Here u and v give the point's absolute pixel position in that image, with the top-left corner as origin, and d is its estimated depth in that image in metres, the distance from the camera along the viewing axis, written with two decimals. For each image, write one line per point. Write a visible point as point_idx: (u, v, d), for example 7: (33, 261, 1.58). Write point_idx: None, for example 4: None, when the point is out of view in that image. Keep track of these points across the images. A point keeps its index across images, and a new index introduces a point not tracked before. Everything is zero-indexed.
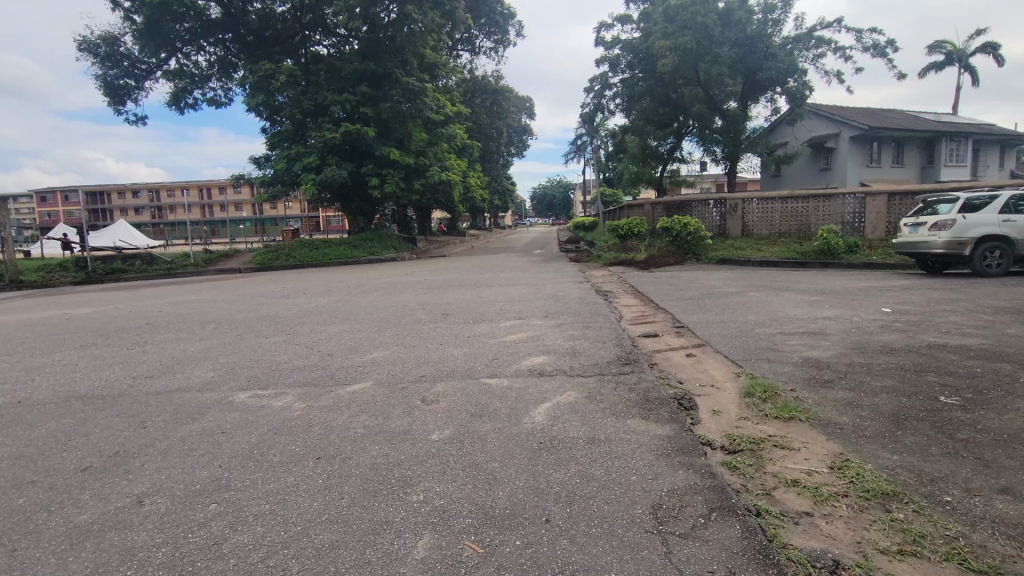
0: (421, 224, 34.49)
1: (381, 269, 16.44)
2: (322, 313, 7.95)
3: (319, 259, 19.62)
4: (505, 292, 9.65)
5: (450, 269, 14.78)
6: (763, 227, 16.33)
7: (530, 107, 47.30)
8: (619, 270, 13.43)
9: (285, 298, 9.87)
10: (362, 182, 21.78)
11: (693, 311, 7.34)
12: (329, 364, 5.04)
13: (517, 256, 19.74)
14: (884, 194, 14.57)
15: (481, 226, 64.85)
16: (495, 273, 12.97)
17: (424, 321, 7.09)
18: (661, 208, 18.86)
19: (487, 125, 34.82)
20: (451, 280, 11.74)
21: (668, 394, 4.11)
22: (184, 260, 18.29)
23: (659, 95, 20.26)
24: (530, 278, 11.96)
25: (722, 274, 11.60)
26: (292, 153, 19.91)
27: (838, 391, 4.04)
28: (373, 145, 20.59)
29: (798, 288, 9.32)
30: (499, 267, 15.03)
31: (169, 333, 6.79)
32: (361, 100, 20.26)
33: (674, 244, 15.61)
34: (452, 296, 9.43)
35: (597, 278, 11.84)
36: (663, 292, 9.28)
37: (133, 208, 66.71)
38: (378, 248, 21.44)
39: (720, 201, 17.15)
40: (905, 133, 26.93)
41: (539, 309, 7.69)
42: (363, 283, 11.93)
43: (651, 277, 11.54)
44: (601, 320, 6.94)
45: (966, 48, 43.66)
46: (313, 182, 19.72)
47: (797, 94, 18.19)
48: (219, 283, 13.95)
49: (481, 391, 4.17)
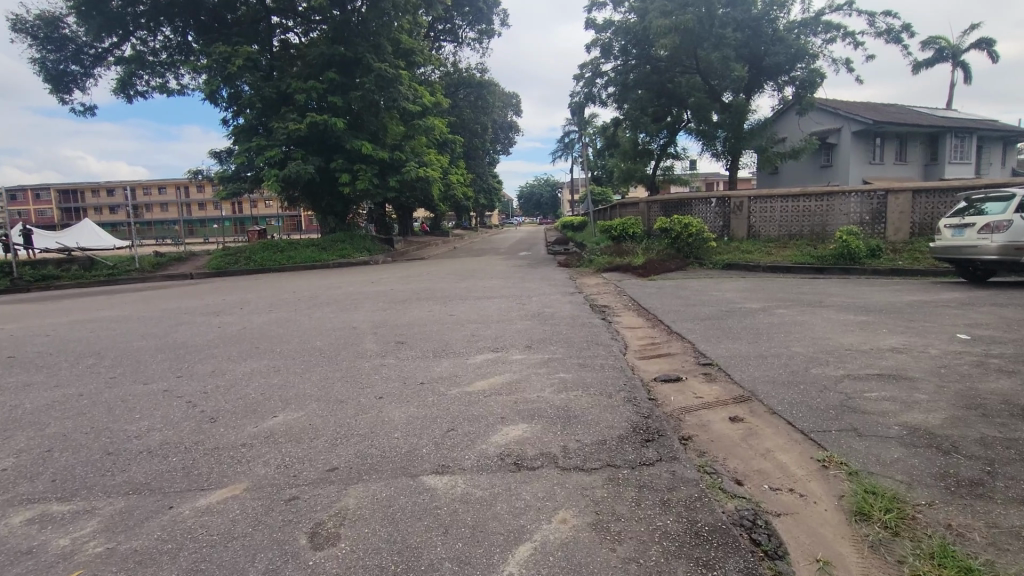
0: (401, 224, 32.72)
1: (347, 275, 14.68)
2: (246, 339, 6.24)
3: (281, 263, 17.81)
4: (481, 309, 7.99)
5: (424, 276, 13.08)
6: (772, 228, 14.77)
7: (517, 103, 45.72)
8: (614, 277, 11.85)
9: (215, 315, 8.11)
10: (332, 178, 20.00)
11: (719, 340, 5.71)
12: (199, 442, 3.33)
13: (501, 260, 18.10)
14: (908, 191, 13.08)
15: (467, 226, 63.12)
16: (474, 282, 11.28)
17: (370, 354, 5.40)
18: (658, 206, 17.27)
19: (471, 120, 33.16)
20: (422, 292, 10.04)
21: (727, 515, 2.48)
22: (128, 263, 16.35)
23: (655, 84, 18.78)
24: (513, 288, 10.32)
25: (734, 284, 10.03)
26: (254, 145, 18.07)
27: (1011, 513, 2.43)
28: (343, 138, 18.82)
29: (833, 303, 7.73)
30: (479, 273, 13.32)
31: (21, 374, 5.02)
32: (330, 88, 18.51)
33: (673, 246, 14.08)
34: (416, 313, 7.75)
35: (591, 288, 10.24)
36: (672, 308, 7.66)
37: (106, 207, 64.12)
38: (349, 250, 19.68)
39: (723, 199, 15.58)
40: (909, 128, 25.61)
41: (523, 336, 6.03)
42: (320, 294, 10.23)
43: (654, 286, 9.95)
44: (601, 353, 5.31)
45: (961, 44, 42.63)
46: (276, 178, 17.96)
47: (808, 81, 16.68)
48: (156, 293, 12.13)
49: (416, 513, 2.49)
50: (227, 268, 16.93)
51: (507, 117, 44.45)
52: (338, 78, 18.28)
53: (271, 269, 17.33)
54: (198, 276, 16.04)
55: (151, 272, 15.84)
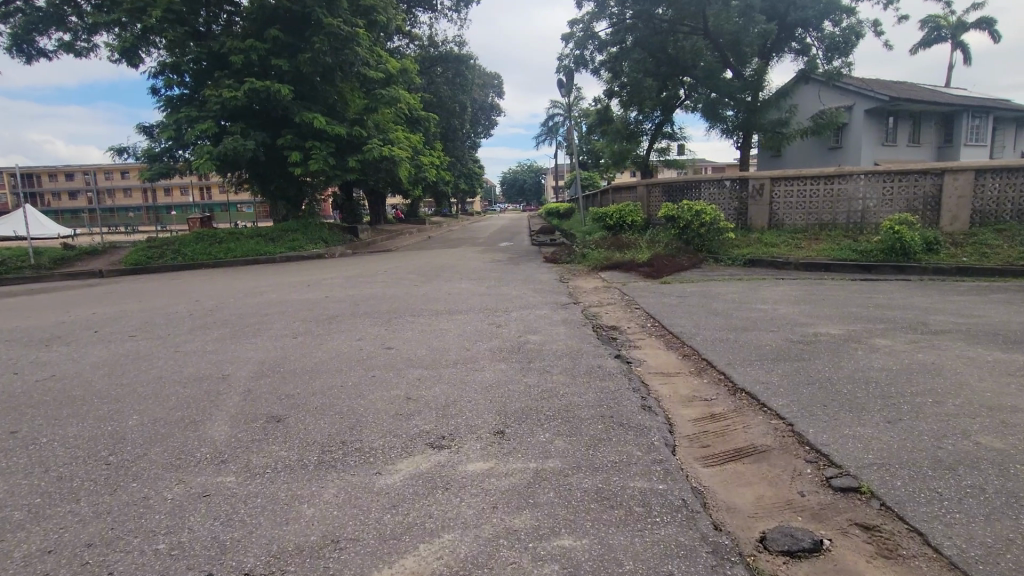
0: (372, 211, 29.90)
1: (290, 273, 12.12)
2: (14, 409, 3.66)
3: (217, 256, 15.14)
4: (434, 336, 5.45)
5: (379, 275, 10.52)
6: (798, 215, 12.40)
7: (498, 84, 43.08)
8: (615, 278, 9.48)
9: (43, 346, 5.53)
10: (281, 157, 17.23)
11: (834, 418, 3.25)
12: None
13: (477, 253, 15.58)
14: (969, 171, 10.78)
15: (446, 212, 60.35)
16: (439, 286, 8.79)
17: (194, 461, 2.85)
18: (660, 189, 14.84)
19: (448, 99, 30.34)
20: (364, 303, 7.48)
21: None
22: (24, 259, 13.58)
23: (656, 47, 16.39)
24: (487, 295, 7.90)
25: (777, 290, 7.60)
26: (183, 116, 15.27)
27: None
28: (291, 110, 16.02)
29: (944, 326, 5.30)
30: (449, 271, 10.83)
31: None
32: (274, 49, 15.71)
33: (681, 237, 11.90)
34: (336, 345, 5.21)
35: (589, 295, 7.81)
36: (716, 337, 5.20)
37: (65, 191, 60.45)
38: (301, 240, 16.98)
39: (740, 181, 13.14)
40: (926, 106, 23.40)
41: (488, 407, 3.51)
42: (227, 305, 7.63)
43: (674, 294, 7.57)
44: (634, 457, 2.82)
45: (961, 23, 40.39)
46: (209, 155, 15.20)
47: (843, 40, 14.46)
48: (28, 299, 9.48)
49: None
50: (149, 263, 14.24)
51: (488, 98, 41.71)
52: (284, 36, 15.51)
53: (204, 265, 14.66)
54: (109, 274, 13.35)
55: (47, 270, 13.22)
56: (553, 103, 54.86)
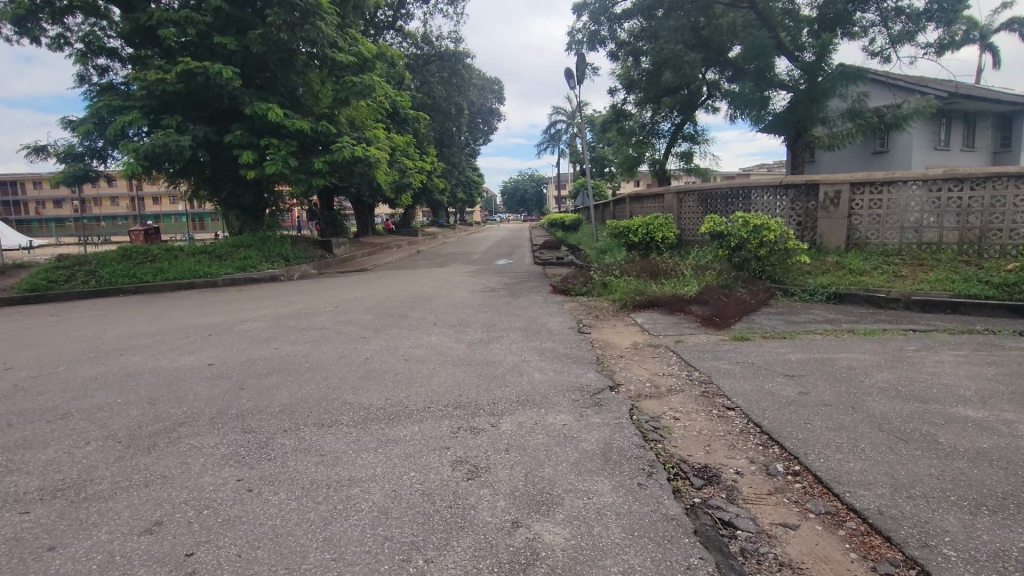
0: (359, 222, 26.88)
1: (215, 305, 9.14)
2: None
3: (142, 279, 12.13)
4: (321, 522, 2.41)
5: (322, 316, 7.51)
6: (888, 231, 9.36)
7: (499, 90, 40.47)
8: (657, 324, 6.50)
9: None
10: (232, 156, 14.26)
11: None
12: None
13: (468, 275, 12.60)
14: None
15: (445, 223, 57.41)
16: (398, 342, 5.77)
17: None
18: (695, 198, 11.97)
19: (443, 99, 27.25)
20: (256, 385, 4.43)
21: None
22: None
23: (691, 25, 13.31)
24: (466, 364, 4.90)
25: (947, 365, 4.51)
26: (102, 104, 12.36)
27: None
28: (241, 99, 13.09)
29: None
30: (422, 309, 7.84)
31: None
32: (219, 24, 12.81)
33: (737, 259, 8.93)
34: (76, 560, 2.19)
35: (635, 368, 4.79)
36: (995, 547, 2.13)
37: (50, 198, 57.47)
38: (255, 257, 13.94)
39: (806, 187, 10.13)
40: (986, 104, 20.43)
41: None
42: (35, 385, 4.61)
43: (773, 368, 4.55)
44: None
45: (992, 24, 37.41)
46: (134, 151, 12.27)
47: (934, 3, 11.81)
48: None
49: None
50: (49, 290, 11.28)
51: (488, 103, 38.91)
52: (229, 8, 12.60)
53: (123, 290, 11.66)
54: None
55: None
56: (556, 108, 51.83)
